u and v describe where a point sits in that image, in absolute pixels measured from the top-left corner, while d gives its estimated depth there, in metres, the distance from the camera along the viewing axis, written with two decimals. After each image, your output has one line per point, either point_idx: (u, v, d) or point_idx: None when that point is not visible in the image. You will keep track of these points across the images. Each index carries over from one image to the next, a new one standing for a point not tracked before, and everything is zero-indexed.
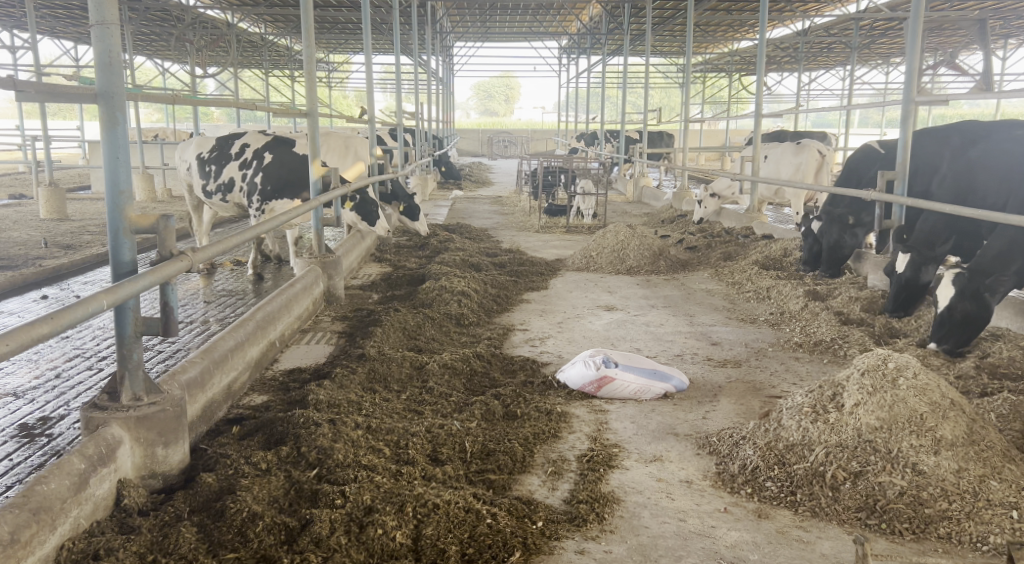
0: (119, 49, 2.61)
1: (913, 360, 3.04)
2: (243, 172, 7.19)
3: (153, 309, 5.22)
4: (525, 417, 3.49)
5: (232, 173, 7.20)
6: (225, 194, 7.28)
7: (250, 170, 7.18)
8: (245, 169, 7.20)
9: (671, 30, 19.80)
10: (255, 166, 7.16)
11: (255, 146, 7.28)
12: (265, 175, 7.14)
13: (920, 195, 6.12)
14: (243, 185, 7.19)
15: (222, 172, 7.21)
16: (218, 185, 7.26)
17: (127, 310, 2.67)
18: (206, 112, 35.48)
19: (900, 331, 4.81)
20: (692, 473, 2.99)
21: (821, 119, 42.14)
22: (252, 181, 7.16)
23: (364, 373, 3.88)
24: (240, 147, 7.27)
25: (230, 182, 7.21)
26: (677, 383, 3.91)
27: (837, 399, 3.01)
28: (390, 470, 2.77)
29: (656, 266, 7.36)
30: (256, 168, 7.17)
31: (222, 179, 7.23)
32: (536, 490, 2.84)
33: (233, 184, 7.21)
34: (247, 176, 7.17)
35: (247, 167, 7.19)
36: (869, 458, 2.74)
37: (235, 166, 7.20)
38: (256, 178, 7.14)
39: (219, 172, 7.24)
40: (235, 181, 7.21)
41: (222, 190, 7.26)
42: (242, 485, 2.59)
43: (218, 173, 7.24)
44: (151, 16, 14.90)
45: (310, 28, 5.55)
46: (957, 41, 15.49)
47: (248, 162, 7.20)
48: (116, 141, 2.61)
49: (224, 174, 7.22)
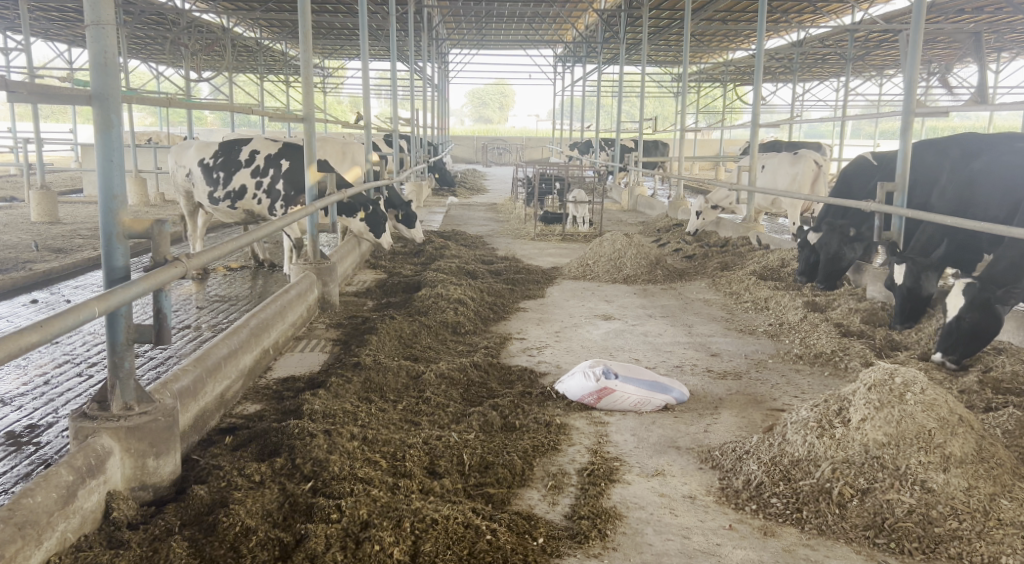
0: (114, 51, 2.54)
1: (920, 375, 3.00)
2: (257, 179, 7.16)
3: (144, 315, 5.12)
4: (524, 429, 3.43)
5: (243, 181, 7.16)
6: (234, 201, 7.22)
7: (264, 177, 7.16)
8: (259, 176, 7.17)
9: (666, 39, 19.82)
10: (272, 173, 7.15)
11: (265, 153, 7.26)
12: (285, 182, 7.13)
13: (920, 207, 6.13)
14: (258, 192, 7.16)
15: (232, 179, 7.17)
16: (227, 193, 7.20)
17: (119, 317, 2.59)
18: (200, 116, 35.40)
19: (901, 344, 4.77)
20: (695, 488, 2.93)
21: (815, 131, 42.36)
22: (270, 187, 7.15)
23: (360, 383, 3.81)
24: (249, 154, 7.23)
25: (242, 189, 7.17)
26: (678, 394, 3.86)
27: (843, 414, 2.96)
28: (387, 483, 2.70)
29: (653, 275, 7.32)
30: (273, 175, 7.16)
31: (232, 187, 7.18)
32: (536, 505, 2.78)
33: (245, 190, 7.17)
34: (263, 182, 7.16)
35: (262, 174, 7.17)
36: (876, 475, 2.70)
37: (247, 173, 7.17)
38: (275, 184, 7.13)
39: (228, 179, 7.18)
40: (248, 188, 7.17)
41: (232, 197, 7.21)
42: (236, 497, 2.51)
43: (227, 180, 7.18)
44: (146, 19, 14.82)
45: (308, 32, 5.47)
46: (951, 54, 15.60)
47: (261, 169, 7.18)
48: (111, 144, 2.53)
49: (235, 181, 7.17)
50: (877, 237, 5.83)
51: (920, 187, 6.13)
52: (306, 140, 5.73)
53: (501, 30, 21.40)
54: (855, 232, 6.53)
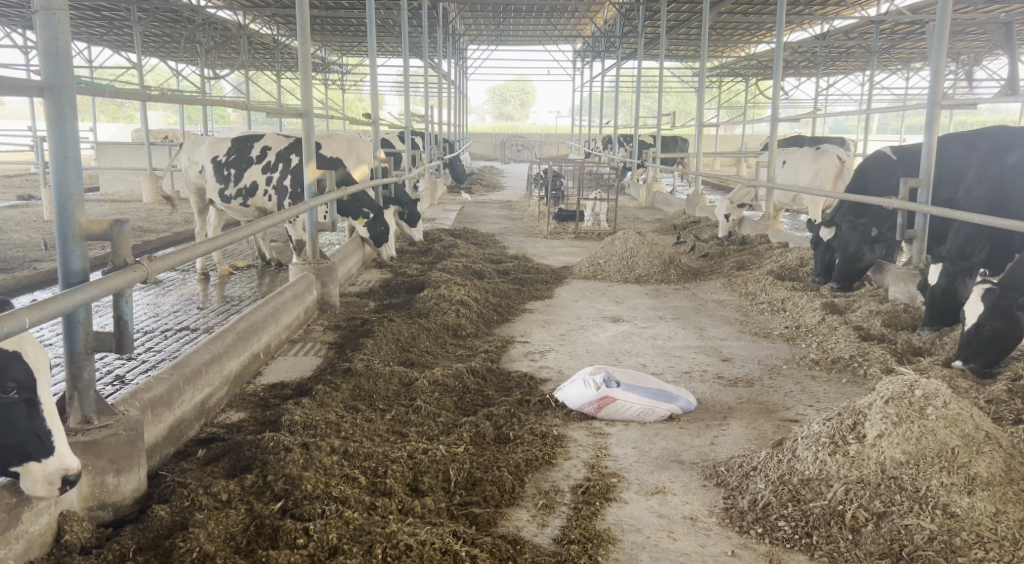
0: (67, 38, 2.40)
1: (943, 386, 2.74)
2: (267, 175, 7.04)
3: (105, 323, 4.80)
4: (517, 441, 3.24)
5: (254, 178, 7.04)
6: (246, 199, 7.08)
7: (274, 173, 7.04)
8: (270, 172, 7.05)
9: (686, 33, 19.41)
10: (281, 169, 7.03)
11: (275, 148, 7.12)
12: (294, 177, 7.00)
13: (945, 204, 5.82)
14: (268, 188, 7.04)
15: (244, 175, 7.04)
16: (238, 190, 7.06)
17: (77, 322, 2.42)
18: (223, 115, 35.67)
19: (924, 349, 4.51)
20: (697, 508, 2.72)
21: (840, 126, 41.67)
22: (280, 183, 7.02)
23: (348, 390, 3.65)
24: (261, 150, 7.10)
25: (252, 186, 7.04)
26: (684, 403, 3.63)
27: (857, 428, 2.69)
28: (363, 503, 2.54)
29: (666, 274, 7.09)
30: (281, 170, 7.03)
31: (243, 184, 7.04)
32: (524, 527, 2.59)
33: (256, 187, 7.04)
34: (273, 178, 7.03)
35: (272, 170, 7.05)
36: (893, 498, 2.44)
37: (258, 169, 7.04)
38: (284, 180, 6.99)
39: (239, 176, 7.05)
40: (259, 185, 7.04)
41: (243, 194, 7.06)
42: (196, 520, 2.36)
43: (238, 177, 7.05)
44: (161, 17, 14.73)
45: (304, 24, 5.26)
46: (981, 46, 15.10)
47: (271, 165, 7.05)
48: (64, 139, 2.40)
49: (246, 178, 7.04)
50: (899, 235, 5.58)
51: (946, 184, 5.81)
52: (306, 136, 5.55)
53: (519, 26, 21.14)
54: (877, 233, 6.31)
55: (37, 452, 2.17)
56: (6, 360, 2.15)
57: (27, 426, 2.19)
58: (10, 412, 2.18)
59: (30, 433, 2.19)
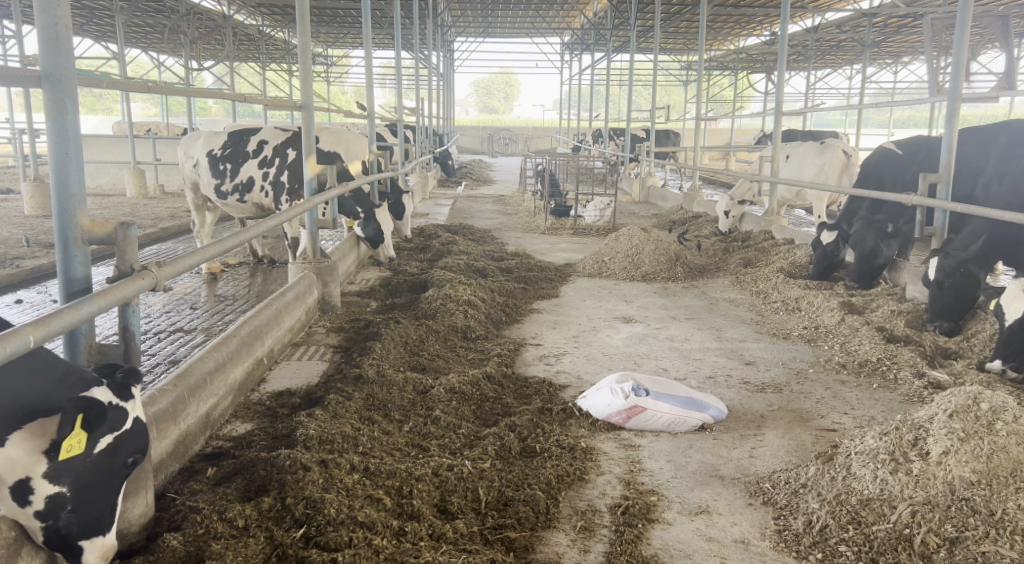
0: (68, 23, 2.22)
1: (1009, 398, 2.58)
2: (263, 170, 6.72)
3: (105, 335, 4.40)
4: (545, 454, 3.04)
5: (251, 173, 6.74)
6: (242, 194, 6.80)
7: (270, 168, 6.72)
8: (266, 167, 6.74)
9: (677, 25, 19.11)
10: (277, 164, 6.68)
11: (273, 143, 6.82)
12: (291, 172, 6.62)
13: (963, 200, 5.69)
14: (265, 184, 6.72)
15: (239, 171, 6.75)
16: (234, 185, 6.78)
17: (79, 335, 2.36)
18: (202, 107, 35.08)
19: (953, 350, 4.38)
20: (747, 530, 2.53)
21: (824, 119, 41.83)
22: (276, 178, 6.68)
23: (361, 400, 3.43)
24: (257, 144, 6.83)
25: (249, 181, 6.74)
26: (715, 412, 3.44)
27: (919, 444, 2.50)
28: (392, 529, 2.35)
29: (673, 272, 6.92)
30: (279, 165, 6.68)
31: (239, 179, 6.76)
32: (565, 552, 2.40)
33: (253, 183, 6.74)
34: (269, 173, 6.71)
35: (269, 165, 6.73)
36: (967, 522, 2.27)
37: (254, 165, 6.74)
38: (282, 175, 6.63)
39: (235, 171, 6.77)
40: (255, 180, 6.74)
41: (240, 190, 6.78)
42: (214, 551, 2.18)
43: (234, 171, 6.77)
44: (144, 6, 14.25)
45: (304, 15, 5.00)
46: (977, 40, 14.95)
47: (268, 160, 6.74)
48: (65, 133, 2.23)
49: (242, 174, 6.75)
50: (919, 232, 5.44)
51: (963, 179, 5.67)
52: (304, 129, 5.29)
53: (507, 17, 20.86)
54: (893, 228, 6.17)
55: (105, 522, 2.11)
56: (140, 434, 2.22)
57: (110, 496, 2.12)
58: (113, 480, 2.13)
59: (108, 506, 2.12)
